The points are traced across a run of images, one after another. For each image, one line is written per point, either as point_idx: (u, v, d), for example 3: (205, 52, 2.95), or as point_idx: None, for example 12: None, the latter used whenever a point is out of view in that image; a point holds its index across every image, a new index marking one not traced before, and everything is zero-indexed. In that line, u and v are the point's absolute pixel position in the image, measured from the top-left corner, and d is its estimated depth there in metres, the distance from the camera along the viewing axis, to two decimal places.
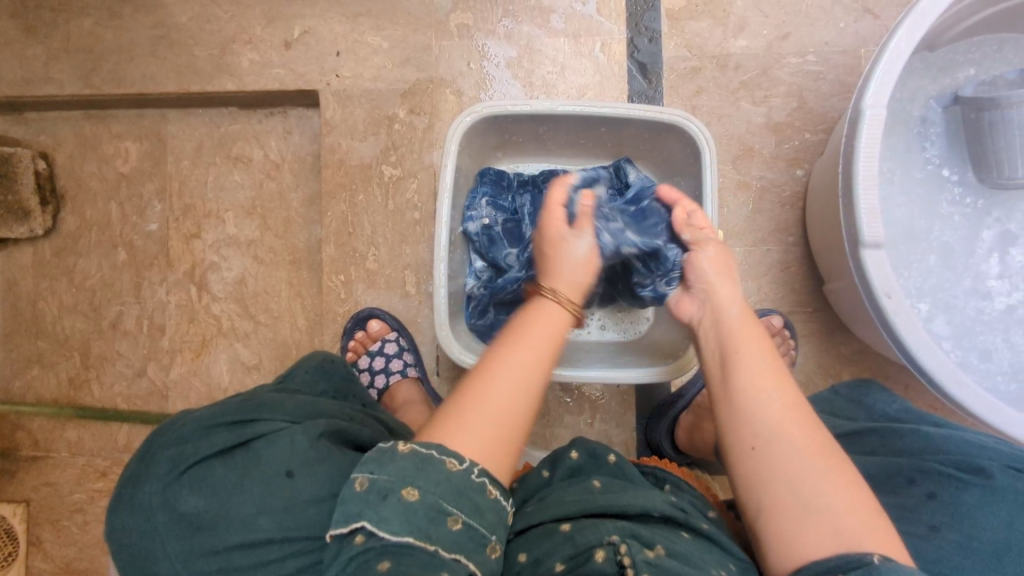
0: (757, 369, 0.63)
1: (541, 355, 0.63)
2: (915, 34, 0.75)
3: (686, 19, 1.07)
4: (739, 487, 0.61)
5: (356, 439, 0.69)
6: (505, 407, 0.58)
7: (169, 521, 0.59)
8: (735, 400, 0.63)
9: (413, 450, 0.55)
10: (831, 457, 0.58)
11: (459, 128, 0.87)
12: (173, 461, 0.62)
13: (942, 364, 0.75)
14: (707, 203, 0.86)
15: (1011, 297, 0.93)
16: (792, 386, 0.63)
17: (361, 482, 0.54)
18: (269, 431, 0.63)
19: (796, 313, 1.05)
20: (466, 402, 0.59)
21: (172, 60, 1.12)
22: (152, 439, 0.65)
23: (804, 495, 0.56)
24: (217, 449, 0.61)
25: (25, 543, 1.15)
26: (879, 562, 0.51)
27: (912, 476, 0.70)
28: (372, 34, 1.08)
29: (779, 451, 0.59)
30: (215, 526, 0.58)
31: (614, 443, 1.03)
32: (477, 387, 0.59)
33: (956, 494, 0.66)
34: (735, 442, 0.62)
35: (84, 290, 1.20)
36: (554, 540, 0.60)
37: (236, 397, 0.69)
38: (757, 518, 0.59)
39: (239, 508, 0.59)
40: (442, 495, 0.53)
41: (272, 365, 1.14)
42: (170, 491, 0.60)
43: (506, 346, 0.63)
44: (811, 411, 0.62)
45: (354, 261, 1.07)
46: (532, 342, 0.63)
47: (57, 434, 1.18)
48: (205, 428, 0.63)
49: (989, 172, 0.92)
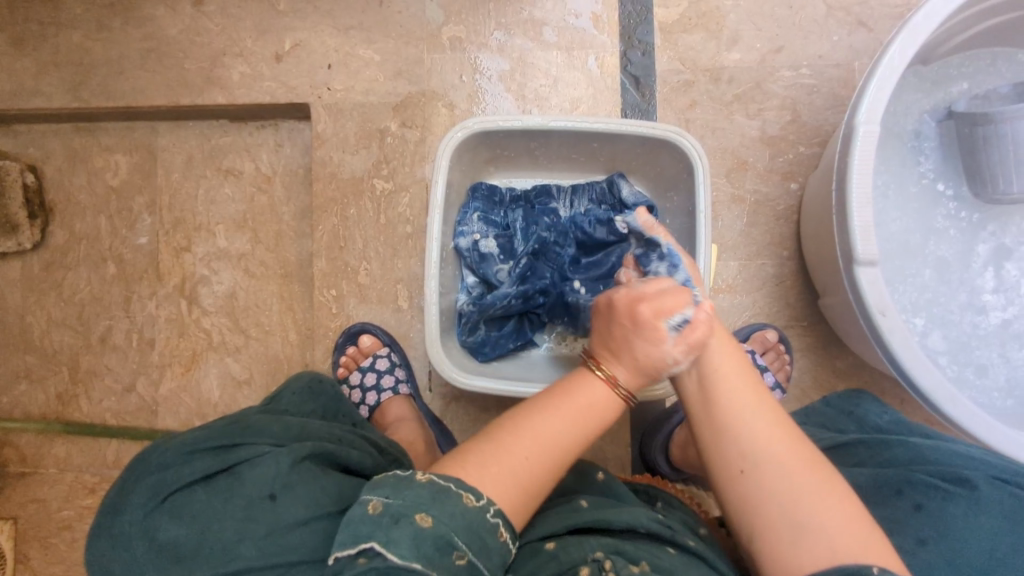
0: (734, 387, 0.62)
1: (587, 426, 0.61)
2: (909, 51, 0.74)
3: (679, 32, 1.06)
4: (728, 506, 0.60)
5: (345, 462, 0.65)
6: (535, 465, 0.57)
7: (147, 552, 0.54)
8: (718, 423, 0.61)
9: (430, 480, 0.54)
10: (820, 471, 0.58)
11: (450, 143, 0.86)
12: (152, 488, 0.57)
13: (937, 382, 0.74)
14: (699, 220, 0.85)
15: (1006, 312, 0.93)
16: (769, 399, 0.62)
17: (375, 505, 0.52)
18: (254, 454, 0.58)
19: (791, 327, 1.04)
20: (493, 451, 0.58)
21: (162, 73, 1.11)
22: (132, 466, 0.60)
23: (797, 515, 0.55)
24: (199, 475, 0.57)
25: (11, 561, 1.14)
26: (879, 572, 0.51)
27: (900, 489, 0.69)
28: (364, 47, 1.08)
29: (767, 471, 0.58)
30: (193, 556, 0.53)
31: (608, 458, 1.02)
32: (511, 444, 0.58)
33: (943, 505, 0.65)
34: (720, 464, 0.61)
35: (73, 304, 1.19)
36: (539, 560, 0.57)
37: (221, 420, 0.65)
38: (750, 534, 0.58)
39: (218, 536, 0.54)
40: (454, 529, 0.52)
41: (263, 380, 1.13)
42: (148, 520, 0.55)
43: (551, 404, 0.61)
44: (793, 425, 0.61)
45: (346, 276, 1.06)
46: (580, 408, 0.61)
47: (45, 450, 1.16)
48: (186, 454, 0.58)
49: (983, 187, 0.91)
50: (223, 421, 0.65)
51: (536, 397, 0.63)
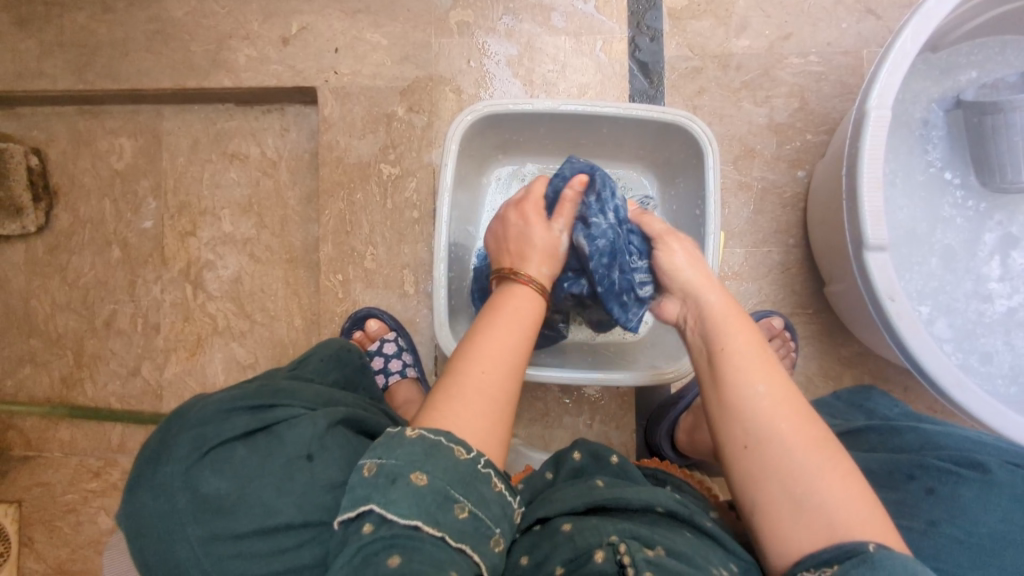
0: (744, 364, 0.63)
1: (524, 331, 0.66)
2: (921, 36, 0.74)
3: (688, 19, 1.06)
4: (735, 483, 0.62)
5: (371, 429, 0.67)
6: (489, 389, 0.60)
7: (189, 503, 0.53)
8: (726, 398, 0.63)
9: (421, 435, 0.54)
10: (824, 450, 0.58)
11: (459, 128, 0.86)
12: (193, 441, 0.56)
13: (945, 367, 0.75)
14: (709, 205, 0.85)
15: (1012, 300, 0.93)
16: (782, 376, 0.63)
17: (369, 468, 0.53)
18: (293, 415, 0.60)
19: (797, 314, 1.04)
20: (456, 372, 0.61)
21: (168, 55, 1.10)
22: (168, 422, 0.60)
23: (795, 490, 0.57)
24: (240, 430, 0.57)
25: (16, 544, 1.14)
26: (874, 551, 0.51)
27: (912, 472, 0.69)
28: (371, 31, 1.07)
29: (770, 449, 0.59)
30: (237, 510, 0.53)
31: (613, 444, 1.03)
32: (459, 370, 0.62)
33: (954, 488, 0.66)
34: (728, 440, 0.62)
35: (78, 288, 1.18)
36: (556, 541, 0.58)
37: (252, 381, 0.65)
38: (752, 510, 0.60)
39: (261, 491, 0.54)
40: (450, 482, 0.53)
41: (268, 364, 1.13)
42: (190, 472, 0.54)
43: (489, 322, 0.66)
44: (805, 405, 0.61)
45: (353, 261, 1.06)
46: (512, 316, 0.67)
47: (50, 433, 1.16)
48: (226, 410, 0.58)
49: (990, 177, 0.92)
50: (253, 383, 0.66)
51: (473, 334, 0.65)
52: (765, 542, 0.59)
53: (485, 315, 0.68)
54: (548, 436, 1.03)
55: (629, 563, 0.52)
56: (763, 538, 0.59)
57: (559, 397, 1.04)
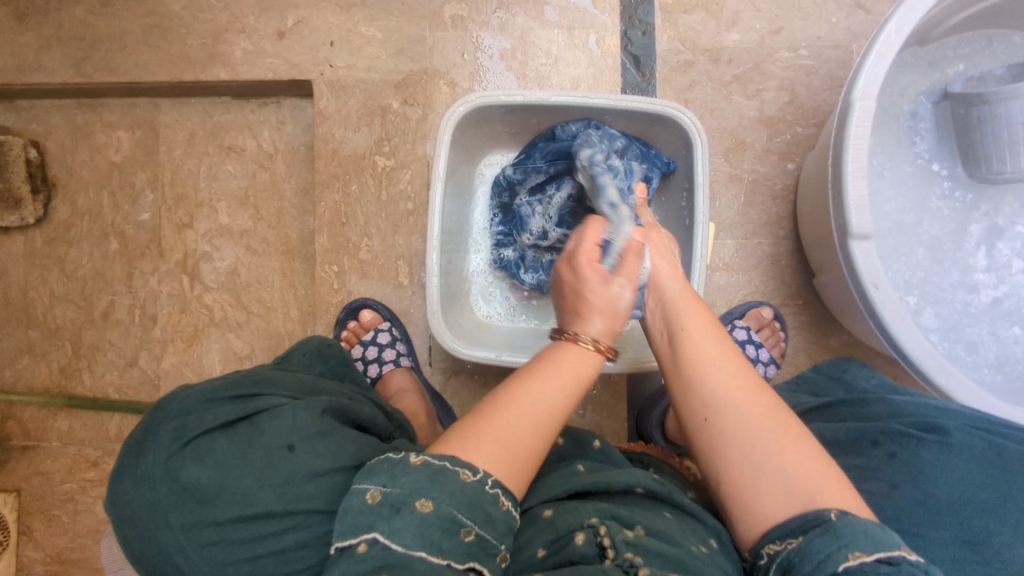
0: (700, 343, 0.66)
1: (572, 388, 0.64)
2: (905, 29, 0.75)
3: (679, 13, 1.07)
4: (701, 461, 0.63)
5: (356, 418, 0.68)
6: (519, 432, 0.60)
7: (169, 493, 0.56)
8: (684, 377, 0.65)
9: (425, 462, 0.55)
10: (781, 417, 0.60)
11: (452, 118, 0.87)
12: (174, 432, 0.58)
13: (928, 353, 0.76)
14: (698, 194, 0.86)
15: (997, 290, 0.94)
16: (735, 353, 0.65)
17: (373, 496, 0.54)
18: (274, 404, 0.62)
19: (786, 305, 1.05)
20: (492, 416, 0.60)
21: (165, 49, 1.11)
22: (151, 412, 0.61)
23: (754, 453, 0.58)
24: (220, 422, 0.59)
25: (15, 533, 1.15)
26: (837, 518, 0.52)
27: (877, 439, 0.69)
28: (366, 24, 1.08)
29: (728, 419, 0.61)
30: (214, 499, 0.56)
31: (605, 432, 1.04)
32: (496, 416, 0.60)
33: (915, 452, 0.66)
34: (689, 416, 0.64)
35: (76, 279, 1.20)
36: (537, 527, 0.59)
37: (236, 372, 0.67)
38: (718, 485, 0.61)
39: (240, 482, 0.57)
40: (457, 506, 0.54)
41: (265, 354, 1.14)
42: (171, 463, 0.57)
43: (537, 373, 0.64)
44: (759, 378, 0.64)
45: (348, 252, 1.07)
46: (561, 376, 0.64)
47: (48, 423, 1.18)
48: (206, 400, 0.60)
49: (977, 168, 0.93)
50: (236, 372, 0.67)
51: (513, 376, 0.65)
52: (732, 509, 0.60)
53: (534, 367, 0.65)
54: None
55: (610, 546, 0.54)
56: (727, 502, 0.60)
57: None
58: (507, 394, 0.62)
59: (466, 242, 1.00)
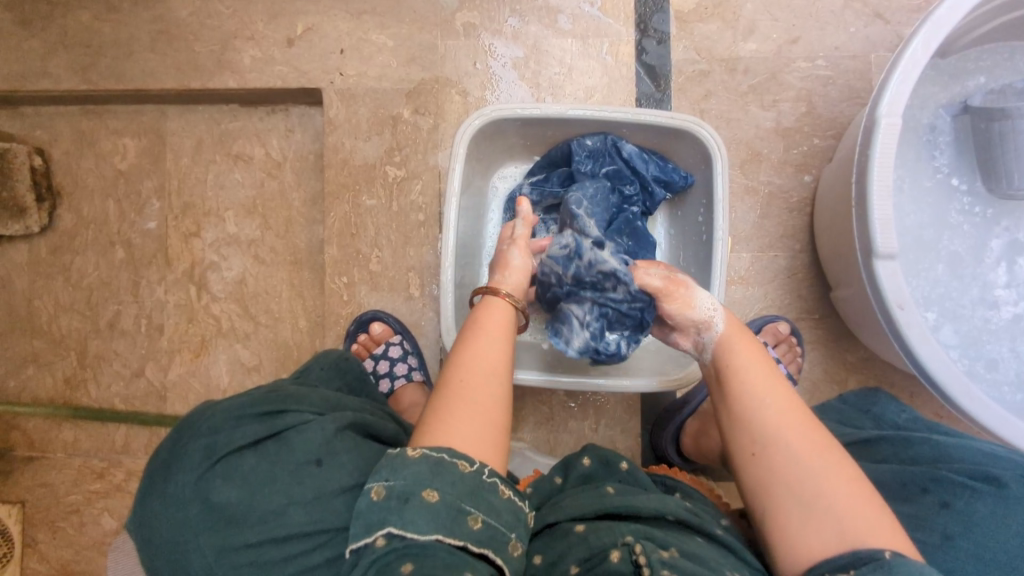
0: (750, 380, 0.65)
1: (506, 339, 0.68)
2: (932, 44, 0.74)
3: (695, 22, 1.06)
4: (746, 494, 0.63)
5: (379, 434, 0.67)
6: (482, 399, 0.61)
7: (200, 513, 0.55)
8: (733, 412, 0.65)
9: (424, 454, 0.54)
10: (830, 454, 0.60)
11: (467, 131, 0.85)
12: (204, 450, 0.57)
13: (952, 374, 0.74)
14: (717, 212, 0.85)
15: (1018, 306, 0.93)
16: (788, 390, 0.65)
17: (378, 492, 0.53)
18: (302, 421, 0.60)
19: (802, 319, 1.04)
20: (452, 386, 0.61)
21: (172, 55, 1.10)
22: (176, 431, 0.60)
23: (803, 495, 0.58)
24: (250, 439, 0.58)
25: (20, 545, 1.14)
26: (891, 558, 0.52)
27: (926, 485, 0.68)
28: (377, 32, 1.07)
29: (777, 457, 0.61)
30: (245, 519, 0.54)
31: (618, 448, 1.03)
32: (457, 385, 0.61)
33: (970, 503, 0.65)
34: (737, 448, 0.64)
35: (81, 288, 1.18)
36: (569, 542, 0.59)
37: (261, 387, 0.66)
38: (763, 521, 0.61)
39: (270, 499, 0.55)
40: (460, 496, 0.53)
41: (273, 366, 1.13)
42: (201, 482, 0.55)
43: (473, 336, 0.67)
44: (809, 414, 0.64)
45: (358, 263, 1.06)
46: (496, 330, 0.68)
47: (54, 434, 1.16)
48: (237, 416, 0.59)
49: (997, 183, 0.91)
50: (261, 388, 0.66)
51: (458, 338, 0.68)
52: (776, 546, 0.59)
53: (470, 331, 0.68)
54: (552, 441, 1.03)
55: (645, 563, 0.53)
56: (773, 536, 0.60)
57: (564, 401, 1.04)
58: (455, 367, 0.64)
59: (479, 255, 0.99)
